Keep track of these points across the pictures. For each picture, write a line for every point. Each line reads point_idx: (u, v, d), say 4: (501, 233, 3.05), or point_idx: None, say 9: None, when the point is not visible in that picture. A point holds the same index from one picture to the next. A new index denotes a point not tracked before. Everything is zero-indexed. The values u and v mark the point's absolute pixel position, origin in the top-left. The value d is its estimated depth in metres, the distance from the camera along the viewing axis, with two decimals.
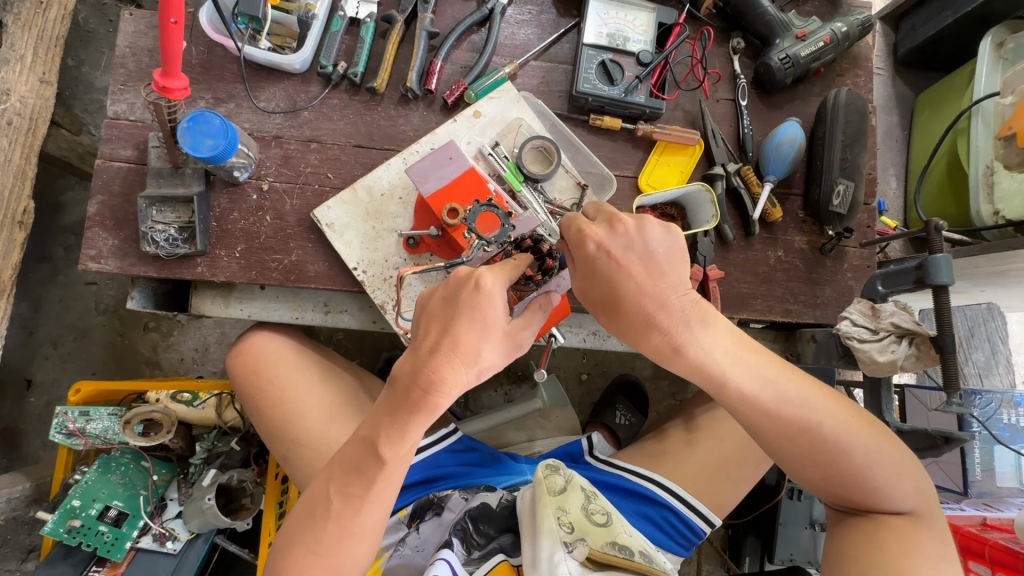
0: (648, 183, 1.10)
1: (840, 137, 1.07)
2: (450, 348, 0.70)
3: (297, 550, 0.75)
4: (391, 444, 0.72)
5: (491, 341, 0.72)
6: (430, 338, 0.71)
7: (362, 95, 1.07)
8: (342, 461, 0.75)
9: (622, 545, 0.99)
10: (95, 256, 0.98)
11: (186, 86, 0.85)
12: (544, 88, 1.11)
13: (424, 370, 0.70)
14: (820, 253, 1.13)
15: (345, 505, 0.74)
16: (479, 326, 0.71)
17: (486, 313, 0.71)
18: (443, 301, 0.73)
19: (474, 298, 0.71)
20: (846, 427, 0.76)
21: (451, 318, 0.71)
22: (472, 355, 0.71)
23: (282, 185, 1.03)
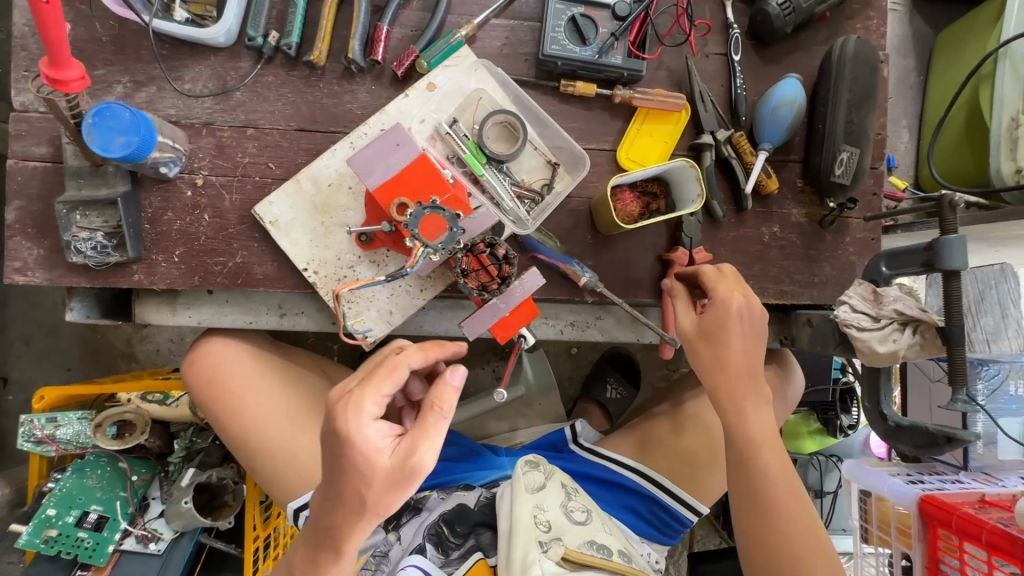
0: (625, 157, 0.99)
1: (845, 97, 0.93)
2: (336, 507, 0.67)
3: None
4: None
5: (393, 494, 0.66)
6: (321, 492, 0.69)
7: (300, 70, 0.94)
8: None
9: (601, 544, 0.96)
10: (21, 268, 0.90)
11: (83, 76, 0.74)
12: (507, 50, 0.97)
13: (322, 525, 0.69)
14: (819, 226, 1.03)
15: None
16: (360, 488, 0.66)
17: (371, 463, 0.65)
18: (328, 441, 0.67)
19: (340, 447, 0.65)
20: (814, 525, 0.78)
21: (329, 472, 0.67)
22: (373, 510, 0.67)
23: (220, 179, 0.93)
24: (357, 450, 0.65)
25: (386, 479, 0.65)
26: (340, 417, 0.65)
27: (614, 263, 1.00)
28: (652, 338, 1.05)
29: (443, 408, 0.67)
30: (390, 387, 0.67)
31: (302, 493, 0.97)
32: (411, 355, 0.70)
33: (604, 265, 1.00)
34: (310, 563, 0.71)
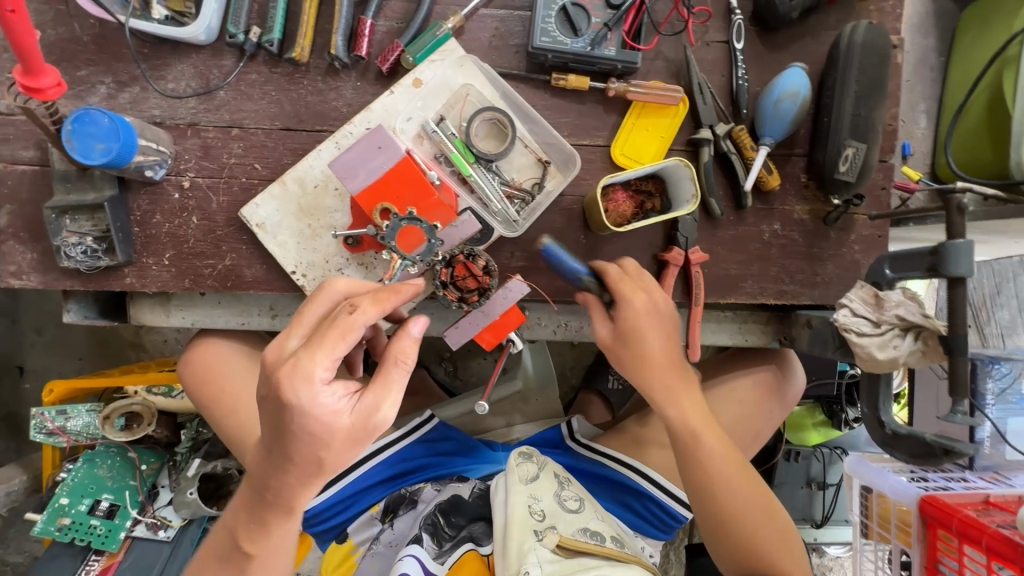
0: (619, 154, 0.95)
1: (852, 88, 0.88)
2: (286, 468, 0.65)
3: None
4: (253, 534, 0.71)
5: (351, 452, 0.65)
6: (267, 453, 0.66)
7: (283, 66, 0.91)
8: (216, 547, 0.75)
9: (594, 531, 0.97)
10: (16, 272, 0.91)
11: (60, 82, 0.72)
12: (497, 42, 0.93)
13: (270, 486, 0.68)
14: (823, 223, 0.99)
15: None
16: (314, 449, 0.63)
17: (328, 425, 0.61)
18: (273, 401, 0.61)
19: (286, 413, 0.60)
20: (751, 492, 0.90)
21: (279, 434, 0.63)
22: (322, 468, 0.65)
23: (206, 180, 0.92)
24: (313, 411, 0.60)
25: (342, 440, 0.63)
26: (287, 377, 0.59)
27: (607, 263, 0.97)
28: None
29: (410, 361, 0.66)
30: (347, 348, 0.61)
31: None
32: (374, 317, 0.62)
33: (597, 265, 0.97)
34: (255, 526, 0.71)
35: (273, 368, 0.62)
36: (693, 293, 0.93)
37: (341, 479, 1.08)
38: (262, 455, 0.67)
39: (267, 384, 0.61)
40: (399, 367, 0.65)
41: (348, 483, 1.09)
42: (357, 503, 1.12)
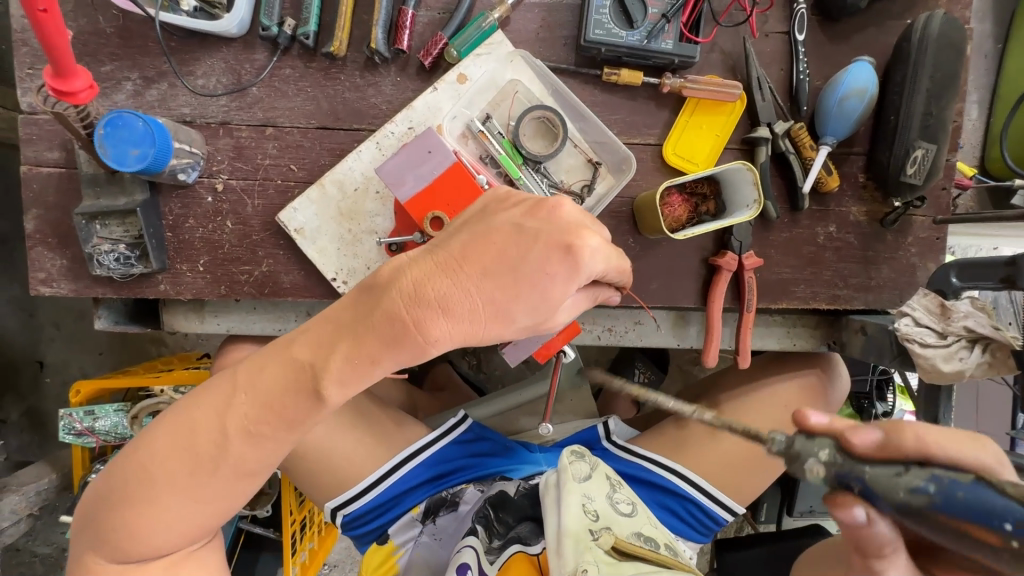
0: (671, 154, 0.91)
1: (924, 85, 0.83)
2: (472, 299, 0.56)
3: (153, 473, 0.63)
4: (337, 380, 0.60)
5: (540, 317, 0.59)
6: (462, 273, 0.57)
7: (319, 61, 0.86)
8: (265, 390, 0.61)
9: (647, 536, 0.95)
10: (46, 279, 0.87)
11: (91, 85, 0.68)
12: (544, 34, 0.88)
13: (427, 299, 0.56)
14: (880, 226, 0.95)
15: (249, 442, 0.63)
16: (503, 316, 0.58)
17: (546, 303, 0.59)
18: (544, 247, 0.58)
19: (558, 257, 0.57)
20: None
21: (510, 269, 0.57)
22: (492, 323, 0.58)
23: (240, 183, 0.88)
24: (566, 278, 0.58)
25: (532, 316, 0.59)
26: (584, 244, 0.58)
27: (657, 267, 0.94)
28: (694, 342, 1.01)
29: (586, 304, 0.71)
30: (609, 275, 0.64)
31: (338, 494, 1.05)
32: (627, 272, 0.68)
33: (646, 269, 0.93)
34: (356, 368, 0.59)
35: (574, 227, 0.59)
36: (747, 299, 0.90)
37: (382, 481, 1.06)
38: (451, 267, 0.57)
39: (565, 232, 0.59)
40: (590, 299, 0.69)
41: (390, 485, 1.07)
42: (397, 507, 1.09)
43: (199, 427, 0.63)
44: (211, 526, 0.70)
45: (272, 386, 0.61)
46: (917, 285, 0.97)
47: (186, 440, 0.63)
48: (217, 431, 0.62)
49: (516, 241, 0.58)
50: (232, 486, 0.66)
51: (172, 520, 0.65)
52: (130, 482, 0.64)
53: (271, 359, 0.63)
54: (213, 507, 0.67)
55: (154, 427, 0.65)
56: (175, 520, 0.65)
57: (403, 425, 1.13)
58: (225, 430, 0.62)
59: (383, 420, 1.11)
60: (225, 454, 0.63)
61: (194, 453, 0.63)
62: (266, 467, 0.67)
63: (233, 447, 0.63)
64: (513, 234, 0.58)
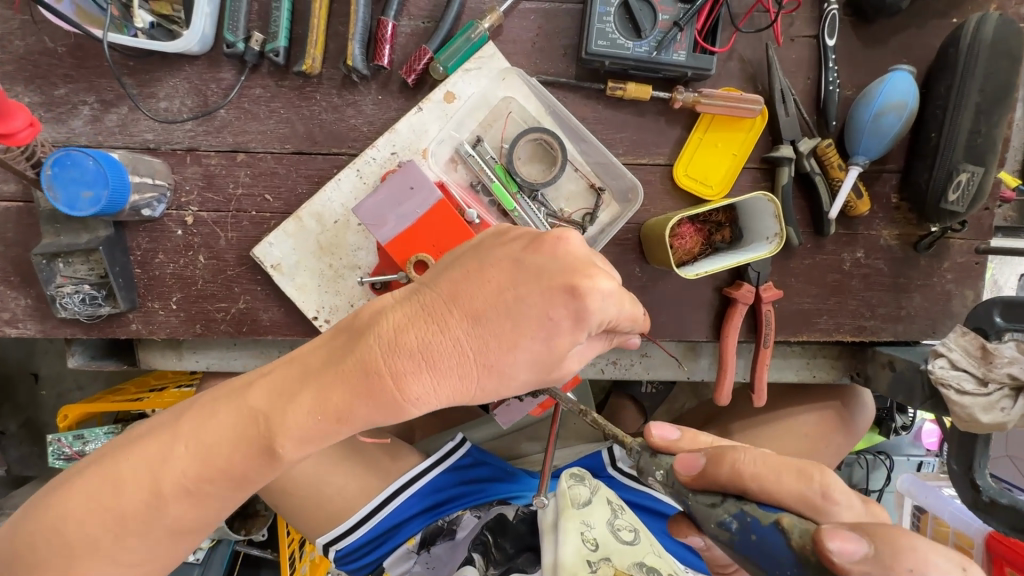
0: (683, 176, 0.82)
1: (972, 100, 0.74)
2: (461, 350, 0.49)
3: (71, 539, 0.55)
4: (294, 440, 0.52)
5: (539, 370, 0.51)
6: (449, 319, 0.49)
7: (292, 79, 0.78)
8: (211, 444, 0.54)
9: (651, 567, 0.87)
10: (10, 320, 0.82)
11: (30, 122, 0.62)
12: (542, 43, 0.79)
13: (404, 351, 0.48)
14: (912, 250, 0.87)
15: (190, 498, 0.55)
16: (498, 370, 0.50)
17: (549, 356, 0.50)
18: (548, 290, 0.49)
19: (560, 301, 0.49)
20: None
21: (507, 316, 0.49)
22: (478, 376, 0.50)
23: (212, 214, 0.81)
24: (572, 327, 0.49)
25: (533, 371, 0.51)
26: (595, 287, 0.49)
27: (667, 298, 0.86)
28: (705, 374, 0.94)
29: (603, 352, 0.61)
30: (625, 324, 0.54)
31: (330, 529, 0.98)
32: (647, 316, 0.58)
33: (654, 301, 0.86)
34: (317, 424, 0.51)
35: (585, 266, 0.50)
36: (766, 336, 0.83)
37: (372, 516, 0.99)
38: (435, 312, 0.49)
39: (572, 272, 0.49)
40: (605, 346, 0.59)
41: (382, 518, 1.00)
42: (392, 539, 1.01)
43: (127, 484, 0.54)
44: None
45: (219, 440, 0.54)
46: (951, 314, 0.88)
47: (111, 499, 0.54)
48: (151, 488, 0.54)
49: (514, 279, 0.49)
50: (169, 546, 0.58)
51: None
52: (49, 548, 0.55)
53: (221, 405, 0.55)
54: (152, 567, 0.59)
55: (74, 481, 0.56)
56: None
57: (397, 455, 1.07)
58: (161, 488, 0.54)
59: (376, 451, 1.04)
60: (160, 514, 0.55)
61: (123, 512, 0.55)
62: (209, 523, 0.59)
63: (170, 506, 0.55)
64: (511, 273, 0.50)
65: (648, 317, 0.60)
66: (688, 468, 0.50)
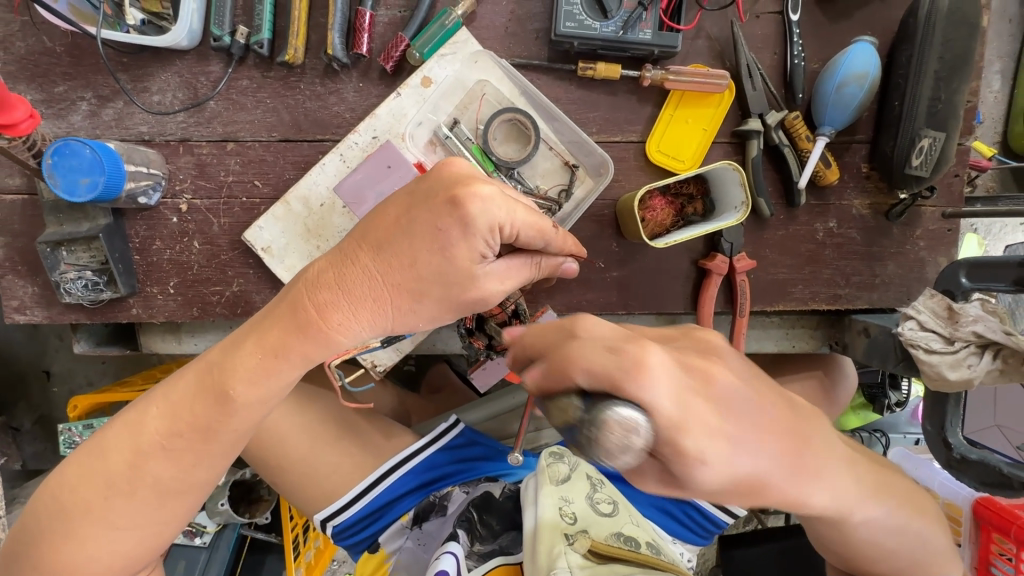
0: (655, 151, 0.84)
1: (931, 67, 0.76)
2: (371, 278, 0.57)
3: (75, 505, 0.63)
4: (243, 384, 0.59)
5: (447, 287, 0.57)
6: (358, 253, 0.57)
7: (276, 70, 0.82)
8: (178, 400, 0.61)
9: (628, 536, 0.90)
10: (19, 307, 0.86)
11: (31, 113, 0.67)
12: (514, 28, 0.82)
13: (318, 284, 0.57)
14: (884, 219, 0.89)
15: (167, 458, 0.62)
16: (409, 289, 0.57)
17: (452, 267, 0.56)
18: (435, 206, 0.55)
19: (447, 214, 0.54)
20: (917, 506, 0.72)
21: (403, 238, 0.56)
22: (391, 299, 0.57)
23: (205, 202, 0.85)
24: (462, 235, 0.55)
25: (442, 288, 0.57)
26: (472, 193, 0.54)
27: (644, 271, 0.88)
28: None
29: (534, 277, 0.66)
30: (529, 234, 0.58)
31: (326, 505, 1.01)
32: (559, 231, 0.62)
33: (631, 275, 0.88)
34: (259, 364, 0.59)
35: (469, 178, 0.56)
36: (741, 304, 0.85)
37: (368, 492, 1.02)
38: (348, 252, 0.58)
39: (453, 185, 0.55)
40: (532, 270, 0.65)
41: (377, 495, 1.03)
42: (386, 515, 1.05)
43: (113, 448, 0.62)
44: (150, 551, 0.68)
45: (182, 397, 0.61)
46: (926, 281, 0.90)
47: (99, 463, 0.62)
48: (132, 449, 0.62)
49: (406, 206, 0.56)
50: (160, 506, 0.65)
51: (105, 549, 0.65)
52: (55, 515, 0.63)
53: (187, 369, 0.63)
54: (152, 530, 0.66)
55: (69, 459, 0.64)
56: (105, 550, 0.65)
57: (391, 434, 1.09)
58: (141, 447, 0.62)
59: (370, 430, 1.07)
60: (143, 474, 0.63)
61: (111, 474, 0.62)
62: (195, 484, 0.66)
63: (151, 464, 0.62)
64: (405, 202, 0.57)
65: (562, 233, 0.64)
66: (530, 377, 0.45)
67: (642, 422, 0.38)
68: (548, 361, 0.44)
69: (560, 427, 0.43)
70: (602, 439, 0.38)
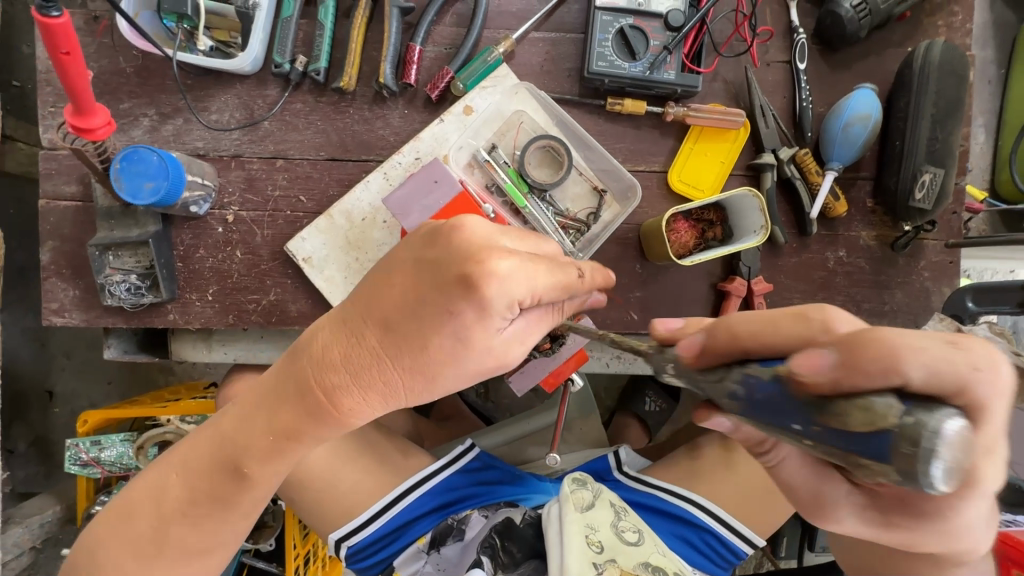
0: (677, 181, 0.91)
1: (929, 111, 0.84)
2: (376, 359, 0.55)
3: (110, 569, 0.71)
4: (258, 461, 0.65)
5: (455, 369, 0.55)
6: (363, 332, 0.55)
7: (329, 95, 0.89)
8: (193, 471, 0.68)
9: (656, 566, 0.91)
10: (58, 309, 0.88)
11: (109, 121, 0.70)
12: (549, 66, 0.90)
13: (323, 363, 0.57)
14: (890, 250, 0.94)
15: (189, 526, 0.70)
16: (416, 370, 0.55)
17: (466, 350, 0.54)
18: (449, 287, 0.51)
19: (460, 295, 0.51)
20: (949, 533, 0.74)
21: (410, 319, 0.53)
22: (396, 386, 0.56)
23: (250, 214, 0.89)
24: (477, 318, 0.51)
25: (454, 367, 0.55)
26: (490, 271, 0.50)
27: (666, 292, 0.93)
28: None
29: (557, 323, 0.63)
30: (556, 293, 0.55)
31: (344, 523, 1.00)
32: (590, 280, 0.59)
33: (653, 295, 0.93)
34: (272, 442, 0.63)
35: (486, 254, 0.51)
36: None
37: (386, 510, 1.01)
38: (353, 330, 0.55)
39: (468, 260, 0.51)
40: (557, 317, 0.62)
41: (396, 513, 1.02)
42: (403, 536, 1.03)
43: (140, 513, 0.70)
44: None
45: (201, 468, 0.68)
46: (932, 309, 0.95)
47: (129, 526, 0.71)
48: (156, 514, 0.70)
49: (415, 282, 0.53)
50: (189, 562, 0.74)
51: None
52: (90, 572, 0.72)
53: (201, 436, 0.70)
54: None
55: (98, 520, 0.73)
56: None
57: (408, 453, 1.09)
58: (164, 514, 0.70)
59: (388, 448, 1.07)
60: (167, 538, 0.70)
61: (138, 540, 0.70)
62: (216, 544, 0.74)
63: (173, 528, 0.70)
64: (413, 274, 0.54)
65: (592, 271, 0.60)
66: (809, 365, 0.38)
67: (967, 430, 0.33)
68: (841, 348, 0.40)
69: (849, 433, 0.35)
70: (941, 456, 0.31)
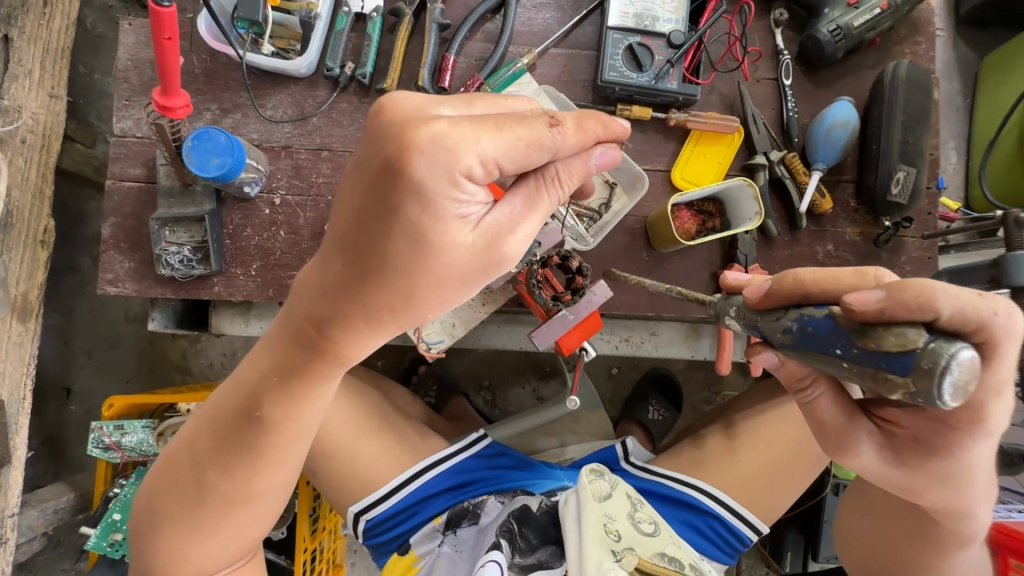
0: (680, 177, 1.01)
1: (899, 119, 0.96)
2: (345, 274, 0.57)
3: (168, 524, 0.78)
4: (271, 401, 0.69)
5: (428, 268, 0.56)
6: (331, 255, 0.58)
7: (372, 96, 1.01)
8: (215, 423, 0.73)
9: (671, 556, 0.93)
10: (113, 279, 0.96)
11: (187, 103, 0.82)
12: (566, 77, 1.03)
13: (312, 293, 0.60)
14: (874, 245, 1.03)
15: (223, 478, 0.75)
16: (393, 279, 0.56)
17: (429, 246, 0.55)
18: (376, 175, 0.53)
19: (398, 183, 0.51)
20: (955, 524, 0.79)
21: (366, 228, 0.54)
22: (377, 298, 0.58)
23: (296, 198, 0.99)
24: (421, 206, 0.52)
25: (432, 266, 0.56)
26: (415, 145, 0.51)
27: (670, 278, 1.01)
28: (707, 354, 1.08)
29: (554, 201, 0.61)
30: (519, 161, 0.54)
31: (361, 498, 1.05)
32: (564, 134, 0.55)
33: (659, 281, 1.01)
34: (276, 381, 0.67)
35: (411, 124, 0.52)
36: None
37: (403, 488, 1.05)
38: (325, 257, 0.58)
39: (394, 143, 0.51)
40: (549, 193, 0.60)
41: (411, 491, 1.06)
42: (417, 515, 1.07)
43: (179, 470, 0.77)
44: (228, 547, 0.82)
45: (219, 421, 0.73)
46: None
47: (172, 481, 0.77)
48: (192, 467, 0.76)
49: (357, 194, 0.54)
50: (232, 515, 0.78)
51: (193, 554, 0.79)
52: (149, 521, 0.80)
53: (220, 391, 0.75)
54: (223, 535, 0.80)
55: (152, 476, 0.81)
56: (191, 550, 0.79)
57: (425, 435, 1.14)
58: (200, 467, 0.75)
59: (406, 429, 1.12)
60: (206, 488, 0.76)
61: (182, 493, 0.77)
62: (252, 496, 0.77)
63: (210, 479, 0.75)
64: (357, 185, 0.55)
65: (579, 124, 0.57)
66: (861, 299, 0.44)
67: (979, 362, 0.40)
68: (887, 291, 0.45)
69: (874, 353, 0.43)
70: (950, 373, 0.39)
